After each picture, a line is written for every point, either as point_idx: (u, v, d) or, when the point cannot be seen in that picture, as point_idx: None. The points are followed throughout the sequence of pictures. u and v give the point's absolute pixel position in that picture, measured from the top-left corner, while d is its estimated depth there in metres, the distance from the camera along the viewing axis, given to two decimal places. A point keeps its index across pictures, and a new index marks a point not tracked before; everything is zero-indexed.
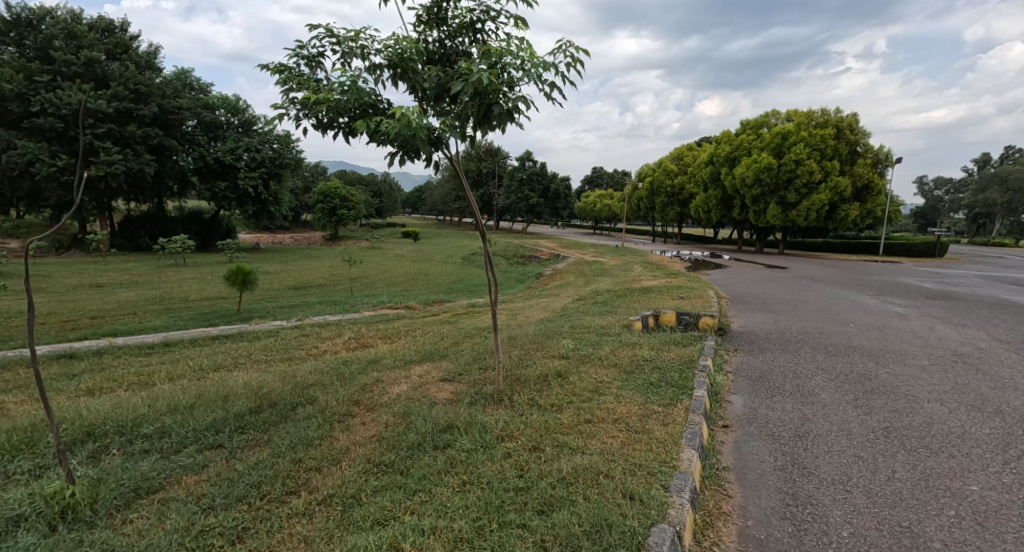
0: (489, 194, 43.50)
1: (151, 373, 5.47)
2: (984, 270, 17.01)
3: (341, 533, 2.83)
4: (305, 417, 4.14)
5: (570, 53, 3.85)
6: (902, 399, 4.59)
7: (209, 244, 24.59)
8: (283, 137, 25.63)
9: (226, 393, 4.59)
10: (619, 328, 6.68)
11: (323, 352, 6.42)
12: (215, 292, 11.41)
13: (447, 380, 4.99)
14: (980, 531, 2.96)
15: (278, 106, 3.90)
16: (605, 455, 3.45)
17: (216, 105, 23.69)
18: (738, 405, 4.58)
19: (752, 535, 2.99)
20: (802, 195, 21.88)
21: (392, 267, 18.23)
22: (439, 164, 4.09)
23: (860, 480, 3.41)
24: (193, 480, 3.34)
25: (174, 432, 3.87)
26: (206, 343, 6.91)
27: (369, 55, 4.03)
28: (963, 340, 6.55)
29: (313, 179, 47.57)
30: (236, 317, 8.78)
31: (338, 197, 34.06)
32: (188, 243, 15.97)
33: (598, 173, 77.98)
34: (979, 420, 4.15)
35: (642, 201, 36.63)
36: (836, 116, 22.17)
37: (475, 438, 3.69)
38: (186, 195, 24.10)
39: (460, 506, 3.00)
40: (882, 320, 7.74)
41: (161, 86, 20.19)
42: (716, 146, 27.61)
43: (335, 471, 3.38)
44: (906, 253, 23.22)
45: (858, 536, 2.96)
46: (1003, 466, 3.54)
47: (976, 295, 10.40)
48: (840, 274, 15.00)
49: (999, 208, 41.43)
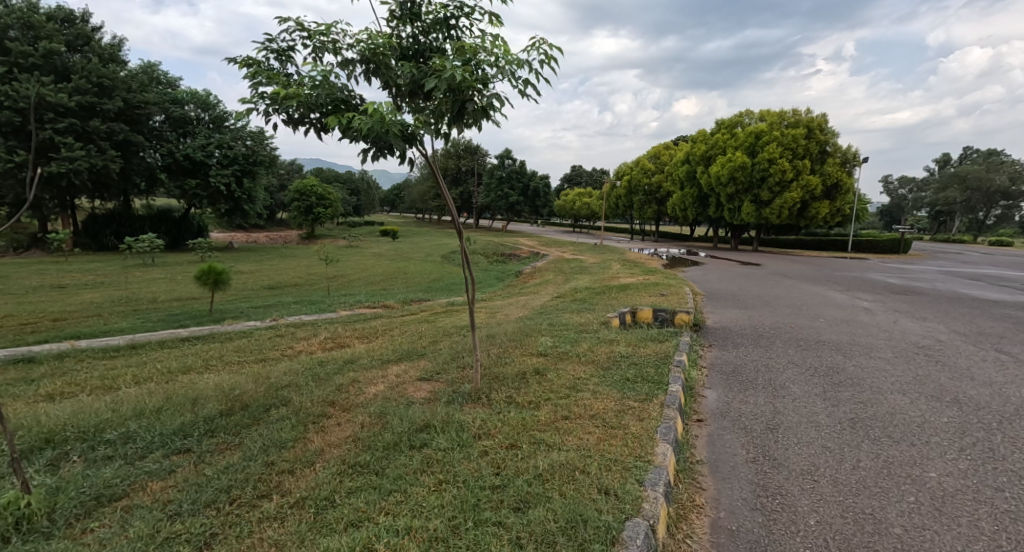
0: (468, 192, 43.31)
1: (116, 377, 5.31)
2: (946, 266, 17.58)
3: (313, 535, 2.80)
4: (278, 419, 4.06)
5: (544, 50, 3.88)
6: (867, 391, 4.71)
7: (180, 244, 24.00)
8: (256, 133, 25.19)
9: (196, 395, 4.51)
10: (597, 325, 6.70)
11: (298, 352, 6.34)
12: (185, 292, 11.19)
13: (424, 379, 4.95)
14: (937, 516, 3.05)
15: (247, 101, 3.81)
16: (581, 451, 3.46)
17: (185, 100, 23.20)
18: (712, 399, 4.64)
19: (724, 527, 3.04)
20: (775, 193, 22.27)
21: (370, 266, 18.08)
22: (415, 161, 4.06)
23: (827, 470, 3.48)
24: (159, 486, 3.25)
25: (140, 438, 3.76)
26: (176, 344, 6.77)
27: (341, 50, 3.98)
28: (925, 332, 6.77)
29: (288, 178, 46.93)
30: (209, 317, 8.65)
31: (314, 195, 33.53)
32: (157, 242, 15.48)
33: (577, 172, 78.42)
34: (938, 410, 4.28)
35: (620, 199, 37.03)
36: (807, 116, 22.69)
37: (452, 438, 3.67)
38: (155, 193, 23.48)
39: (436, 505, 2.98)
40: (850, 315, 7.91)
41: (126, 80, 19.64)
42: (692, 144, 28.00)
43: (309, 474, 3.33)
44: (873, 251, 23.87)
45: (825, 524, 3.02)
46: (959, 453, 3.66)
47: (939, 291, 10.71)
48: (811, 270, 15.35)
49: (958, 207, 42.85)
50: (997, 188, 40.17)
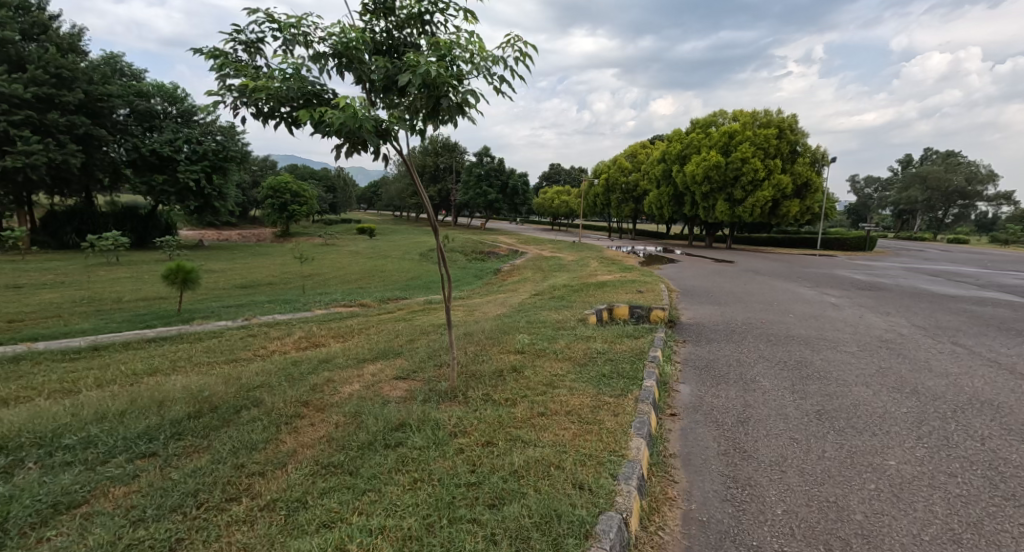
0: (447, 190, 43.08)
1: (77, 380, 5.14)
2: (910, 262, 18.15)
3: (284, 538, 2.75)
4: (249, 420, 3.99)
5: (519, 47, 3.89)
6: (833, 383, 4.84)
7: (146, 242, 23.38)
8: (227, 129, 24.58)
9: (162, 398, 4.38)
10: (575, 323, 6.73)
11: (271, 352, 6.23)
12: (152, 292, 10.87)
13: (401, 378, 4.91)
14: (896, 502, 3.15)
15: (213, 93, 3.72)
16: (556, 447, 3.47)
17: (151, 94, 22.47)
18: (686, 394, 4.72)
19: (695, 518, 3.08)
20: (748, 192, 22.69)
21: (346, 264, 17.84)
22: (390, 158, 4.00)
23: (794, 461, 3.56)
24: (122, 491, 3.16)
25: (101, 442, 3.65)
26: (141, 345, 6.59)
27: (313, 43, 3.91)
28: (888, 326, 6.99)
29: (262, 175, 46.00)
30: (177, 317, 8.44)
31: (289, 192, 32.96)
32: (121, 240, 14.97)
33: (556, 170, 78.88)
34: (898, 401, 4.42)
35: (598, 197, 37.26)
36: (778, 116, 23.16)
37: (428, 436, 3.64)
38: (119, 189, 22.78)
39: (410, 504, 2.95)
40: (819, 311, 8.10)
41: (86, 72, 19.04)
42: (668, 143, 28.31)
43: (280, 475, 3.27)
44: (841, 248, 24.51)
45: (791, 513, 3.08)
46: (918, 441, 3.78)
47: (901, 286, 11.06)
48: (783, 267, 15.65)
49: (920, 206, 44.25)
50: (955, 187, 41.67)
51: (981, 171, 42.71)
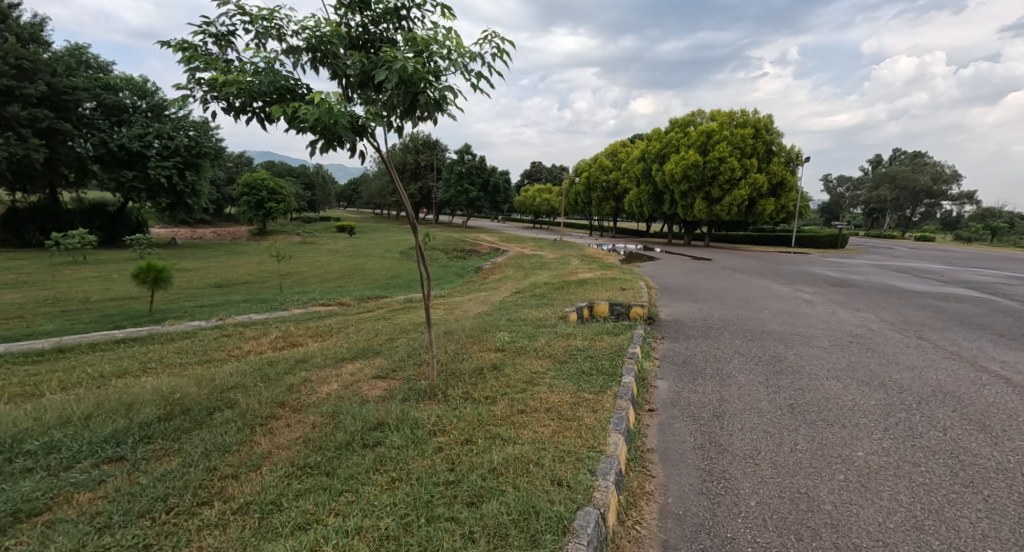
0: (428, 188, 42.85)
1: (41, 383, 4.98)
2: (880, 260, 18.64)
3: (257, 541, 2.70)
4: (222, 421, 3.91)
5: (496, 43, 3.88)
6: (806, 378, 4.93)
7: (116, 240, 22.79)
8: (200, 124, 24.07)
9: (131, 400, 4.27)
10: (555, 320, 6.74)
11: (247, 352, 6.12)
12: (121, 292, 10.58)
13: (380, 377, 4.86)
14: (863, 491, 3.21)
15: (182, 86, 3.62)
16: (536, 444, 3.48)
17: (119, 87, 21.87)
18: (664, 389, 4.76)
19: (671, 512, 3.11)
20: (725, 191, 23.01)
21: (324, 263, 17.60)
22: (366, 154, 3.95)
23: (767, 454, 3.62)
24: (87, 498, 3.07)
25: (65, 447, 3.53)
26: (110, 347, 6.40)
27: (286, 37, 3.84)
28: (858, 322, 7.16)
29: (237, 172, 45.16)
30: (148, 317, 8.24)
31: (265, 189, 32.41)
32: (88, 238, 14.55)
33: (537, 168, 79.25)
34: (867, 393, 4.52)
35: (579, 195, 37.45)
36: (754, 116, 23.52)
37: (407, 435, 3.61)
38: (87, 185, 22.15)
39: (388, 504, 2.92)
40: (793, 307, 8.25)
41: (49, 63, 18.53)
42: (647, 142, 28.57)
43: (254, 477, 3.21)
44: (814, 246, 25.03)
45: (764, 504, 3.13)
46: (886, 432, 3.86)
47: (872, 283, 11.33)
48: (759, 264, 15.94)
49: (889, 204, 45.41)
50: (922, 187, 42.78)
51: (946, 171, 44.03)
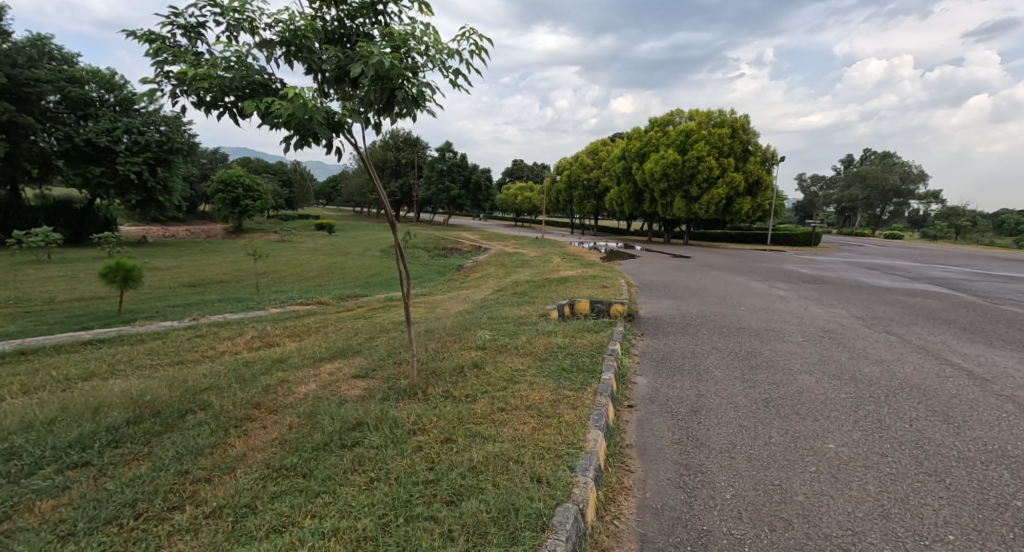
0: (408, 185, 42.48)
1: (2, 387, 4.80)
2: (853, 257, 19.05)
3: (230, 545, 2.64)
4: (194, 424, 3.81)
5: (474, 40, 3.84)
6: (781, 372, 5.00)
7: (83, 238, 22.16)
8: (172, 119, 23.50)
9: (98, 403, 4.14)
10: (535, 318, 6.73)
11: (222, 353, 5.99)
12: (89, 292, 10.27)
13: (358, 377, 4.80)
14: (834, 483, 3.27)
15: (149, 80, 3.51)
16: (516, 442, 3.46)
17: (85, 80, 21.25)
18: (643, 385, 4.78)
19: (649, 506, 3.12)
20: (703, 189, 23.25)
21: (303, 261, 17.34)
22: (342, 151, 3.88)
23: (743, 447, 3.66)
24: (50, 505, 2.96)
25: (27, 453, 3.41)
26: (76, 348, 6.21)
27: (258, 30, 3.75)
28: (830, 317, 7.30)
29: (213, 169, 44.28)
30: (118, 318, 8.03)
31: (241, 186, 31.81)
32: (53, 237, 14.13)
33: (518, 165, 79.30)
34: (839, 387, 4.60)
35: (560, 193, 37.54)
36: (731, 116, 23.79)
37: (385, 435, 3.57)
38: (52, 182, 21.48)
39: (365, 504, 2.87)
40: (768, 303, 8.37)
41: (9, 55, 17.96)
42: (627, 140, 28.72)
43: (227, 480, 3.13)
44: (789, 243, 25.45)
45: (740, 497, 3.16)
46: (857, 425, 3.93)
47: (843, 279, 11.58)
48: (736, 262, 16.18)
49: (860, 203, 46.37)
50: (890, 187, 43.81)
51: (913, 171, 45.17)
